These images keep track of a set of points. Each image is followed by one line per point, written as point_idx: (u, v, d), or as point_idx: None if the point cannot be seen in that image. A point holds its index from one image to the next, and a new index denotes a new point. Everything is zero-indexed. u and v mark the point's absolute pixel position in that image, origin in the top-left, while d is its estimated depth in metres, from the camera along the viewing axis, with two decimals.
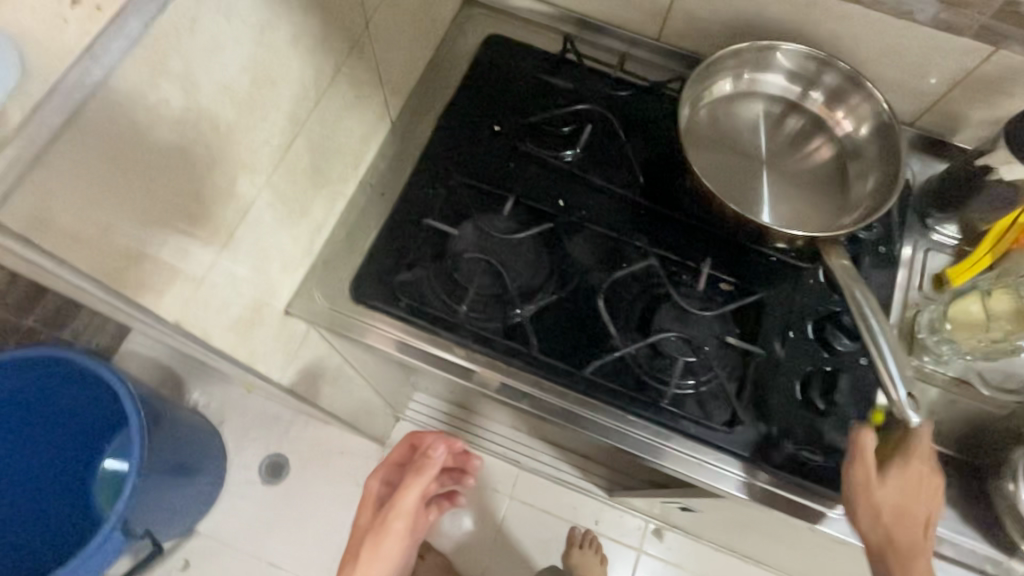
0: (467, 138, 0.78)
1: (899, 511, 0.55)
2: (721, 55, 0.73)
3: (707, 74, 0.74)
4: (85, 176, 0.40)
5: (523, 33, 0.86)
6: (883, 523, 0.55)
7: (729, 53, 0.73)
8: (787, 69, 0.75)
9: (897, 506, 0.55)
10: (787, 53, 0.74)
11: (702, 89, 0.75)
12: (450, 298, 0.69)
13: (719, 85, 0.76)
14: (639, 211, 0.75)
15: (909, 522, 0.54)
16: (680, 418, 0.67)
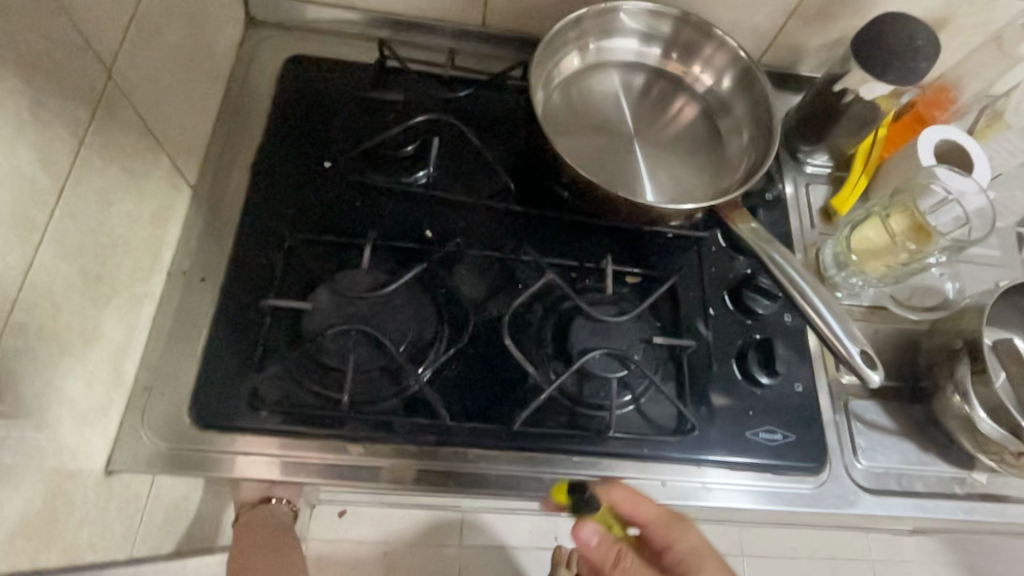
0: (295, 186, 0.64)
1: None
2: (558, 30, 0.65)
3: (550, 54, 0.66)
4: None
5: (328, 49, 0.72)
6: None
7: (566, 25, 0.65)
8: (626, 32, 0.68)
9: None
10: (625, 13, 0.67)
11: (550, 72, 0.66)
12: (325, 388, 0.54)
13: (566, 63, 0.68)
14: (516, 220, 0.65)
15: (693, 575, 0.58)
16: (630, 442, 0.58)
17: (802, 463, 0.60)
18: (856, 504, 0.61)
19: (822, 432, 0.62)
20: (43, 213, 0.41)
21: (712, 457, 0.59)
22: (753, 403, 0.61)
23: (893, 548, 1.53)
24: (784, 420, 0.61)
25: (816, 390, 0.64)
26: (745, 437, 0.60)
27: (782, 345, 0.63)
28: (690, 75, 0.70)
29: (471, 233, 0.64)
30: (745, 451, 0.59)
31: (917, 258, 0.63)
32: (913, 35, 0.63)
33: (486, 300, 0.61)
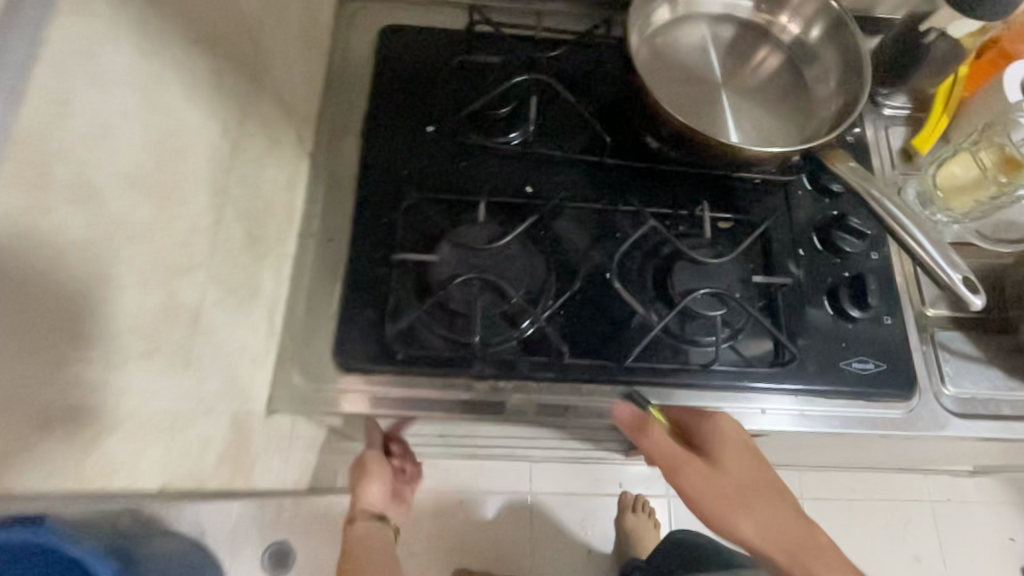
0: (404, 150, 0.68)
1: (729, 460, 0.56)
2: None
3: (642, 8, 0.69)
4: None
5: (419, 18, 0.76)
6: (706, 485, 0.55)
7: None
8: None
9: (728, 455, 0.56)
10: None
11: (639, 27, 0.69)
12: (453, 332, 0.60)
13: (655, 17, 0.71)
14: (610, 173, 0.68)
15: (763, 491, 0.55)
16: (733, 374, 0.62)
17: (895, 390, 0.64)
18: (946, 427, 0.64)
19: (911, 362, 0.65)
20: (224, 179, 0.47)
21: (809, 387, 0.63)
22: (845, 336, 0.65)
23: (953, 488, 1.57)
24: (874, 350, 0.65)
25: (904, 322, 0.67)
26: (838, 366, 0.64)
27: (871, 281, 0.66)
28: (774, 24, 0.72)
29: (569, 187, 0.68)
30: (840, 379, 0.63)
31: (1004, 192, 0.66)
32: None
33: (590, 249, 0.65)
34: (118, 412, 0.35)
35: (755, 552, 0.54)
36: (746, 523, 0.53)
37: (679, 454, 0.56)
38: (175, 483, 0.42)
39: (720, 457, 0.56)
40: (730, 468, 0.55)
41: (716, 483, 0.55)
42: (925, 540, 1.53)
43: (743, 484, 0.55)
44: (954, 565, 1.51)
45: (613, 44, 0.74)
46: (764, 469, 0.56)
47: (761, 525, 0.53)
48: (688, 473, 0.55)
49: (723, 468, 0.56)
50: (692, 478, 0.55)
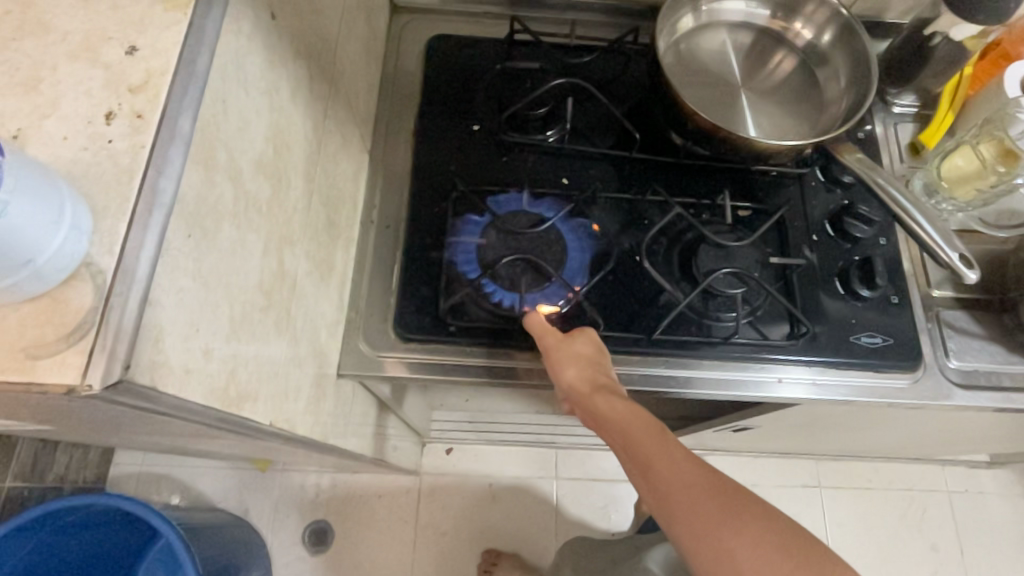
0: (452, 147, 0.76)
1: (579, 350, 0.61)
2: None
3: (669, 17, 0.76)
4: (190, 307, 0.34)
5: (465, 29, 0.84)
6: (567, 363, 0.60)
7: None
8: None
9: (582, 350, 0.61)
10: None
11: (665, 34, 0.76)
12: (500, 307, 0.67)
13: (680, 24, 0.78)
14: (639, 166, 0.76)
15: (599, 370, 0.60)
16: (751, 346, 0.68)
17: (902, 363, 0.70)
18: (949, 397, 0.70)
19: (917, 337, 0.71)
20: (313, 169, 0.55)
21: (822, 358, 0.69)
22: (855, 313, 0.71)
23: (968, 478, 1.61)
24: (883, 327, 0.71)
25: (911, 303, 0.73)
26: (849, 341, 0.70)
27: (878, 263, 0.72)
28: (788, 29, 0.79)
29: (602, 178, 0.75)
30: (850, 351, 0.69)
31: (1003, 181, 0.71)
32: None
33: (621, 233, 0.72)
34: (248, 353, 0.43)
35: (578, 405, 0.60)
36: (569, 370, 0.60)
37: (541, 326, 0.62)
38: (278, 425, 0.50)
39: (580, 349, 0.61)
40: (576, 344, 0.62)
41: (564, 349, 0.61)
42: (942, 529, 1.57)
43: (583, 361, 0.61)
44: (971, 554, 1.54)
45: (641, 49, 0.81)
46: (602, 362, 0.62)
47: (582, 376, 0.59)
48: (548, 336, 0.62)
49: (572, 346, 0.62)
50: (548, 340, 0.62)
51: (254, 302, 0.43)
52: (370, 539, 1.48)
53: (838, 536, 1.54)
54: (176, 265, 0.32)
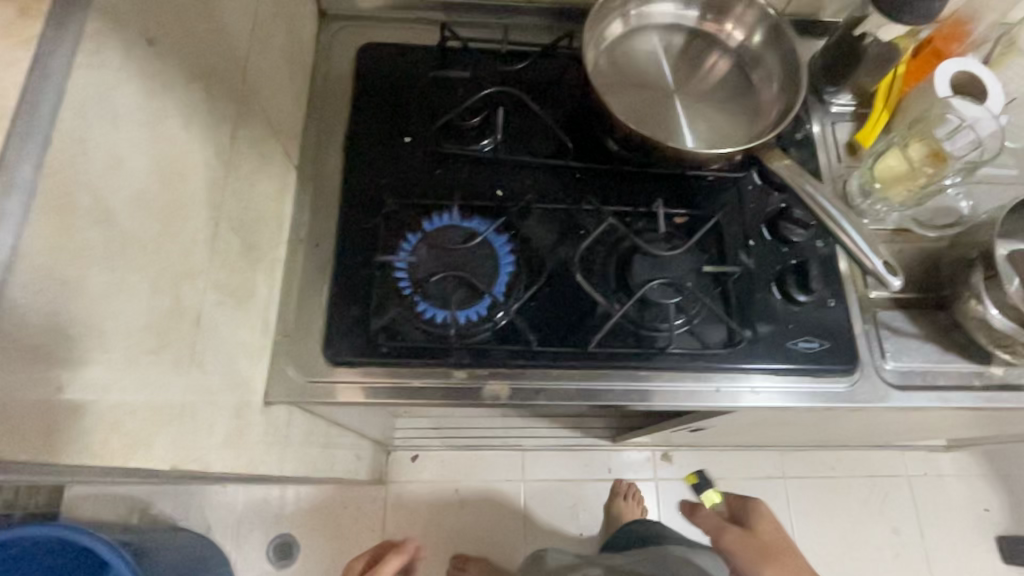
0: (384, 159, 0.74)
1: (762, 531, 0.93)
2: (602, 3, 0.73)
3: (598, 22, 0.74)
4: (45, 365, 0.32)
5: (396, 35, 0.82)
6: (756, 555, 0.89)
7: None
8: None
9: (771, 534, 0.92)
10: None
11: (596, 38, 0.75)
12: (432, 325, 0.66)
13: (611, 29, 0.77)
14: (574, 175, 0.74)
15: (775, 551, 0.89)
16: (688, 355, 0.68)
17: (838, 366, 0.70)
18: (886, 399, 0.71)
19: (853, 340, 0.71)
20: (219, 195, 0.52)
21: (759, 365, 0.69)
22: (792, 318, 0.71)
23: (927, 463, 1.65)
24: (819, 331, 0.71)
25: (848, 305, 0.73)
26: (786, 346, 0.70)
27: (815, 267, 0.72)
28: (722, 31, 0.78)
29: (537, 188, 0.73)
30: (786, 357, 0.69)
31: (933, 181, 0.73)
32: None
33: (557, 245, 0.71)
34: (135, 400, 0.41)
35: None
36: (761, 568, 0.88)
37: (740, 534, 0.93)
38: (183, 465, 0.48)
39: (759, 528, 0.94)
40: (761, 523, 0.94)
41: (750, 539, 0.92)
42: (902, 513, 1.60)
43: (771, 529, 0.93)
44: (930, 536, 1.58)
45: (576, 54, 0.80)
46: (782, 537, 0.92)
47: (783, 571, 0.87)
48: (729, 534, 0.94)
49: (757, 531, 0.93)
50: (731, 538, 0.93)
51: (142, 345, 0.41)
52: (337, 551, 1.46)
53: (802, 526, 1.57)
54: (18, 322, 0.30)
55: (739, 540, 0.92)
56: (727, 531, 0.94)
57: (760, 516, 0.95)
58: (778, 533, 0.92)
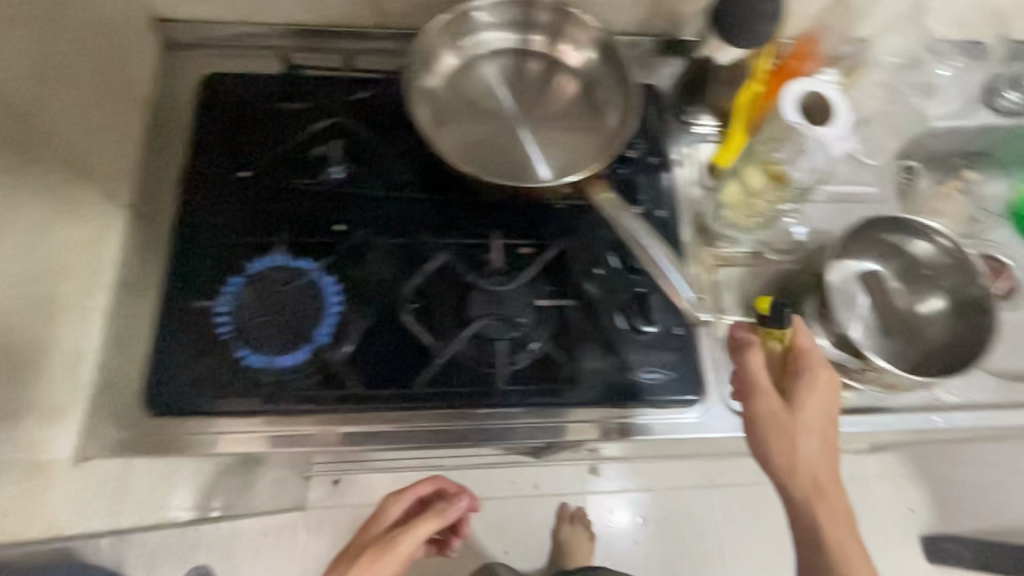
0: (218, 194, 0.71)
1: None
2: (422, 38, 0.72)
3: (423, 54, 0.73)
4: None
5: (241, 62, 0.79)
6: None
7: (429, 31, 0.72)
8: (493, 23, 0.75)
9: None
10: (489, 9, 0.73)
11: (422, 72, 0.73)
12: (253, 371, 0.63)
13: (443, 62, 0.74)
14: (416, 206, 0.72)
15: None
16: (526, 393, 0.65)
17: (683, 397, 0.68)
18: (732, 428, 0.70)
19: (698, 367, 0.70)
20: None
21: (604, 400, 0.66)
22: (637, 348, 0.69)
23: None
24: (666, 361, 0.69)
25: (696, 333, 0.72)
26: (631, 378, 0.68)
27: (659, 295, 0.71)
28: (566, 53, 0.76)
29: (375, 222, 0.71)
30: (631, 391, 0.67)
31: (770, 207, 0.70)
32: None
33: (392, 281, 0.68)
34: None
35: None
36: None
37: None
38: None
39: None
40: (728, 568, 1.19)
41: None
42: None
43: None
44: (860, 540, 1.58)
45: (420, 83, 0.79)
46: None
47: None
48: None
49: None
50: None
51: None
52: None
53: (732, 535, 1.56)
54: None
55: (773, 417, 0.59)
56: (764, 398, 0.60)
57: (810, 389, 0.60)
58: (825, 433, 0.60)
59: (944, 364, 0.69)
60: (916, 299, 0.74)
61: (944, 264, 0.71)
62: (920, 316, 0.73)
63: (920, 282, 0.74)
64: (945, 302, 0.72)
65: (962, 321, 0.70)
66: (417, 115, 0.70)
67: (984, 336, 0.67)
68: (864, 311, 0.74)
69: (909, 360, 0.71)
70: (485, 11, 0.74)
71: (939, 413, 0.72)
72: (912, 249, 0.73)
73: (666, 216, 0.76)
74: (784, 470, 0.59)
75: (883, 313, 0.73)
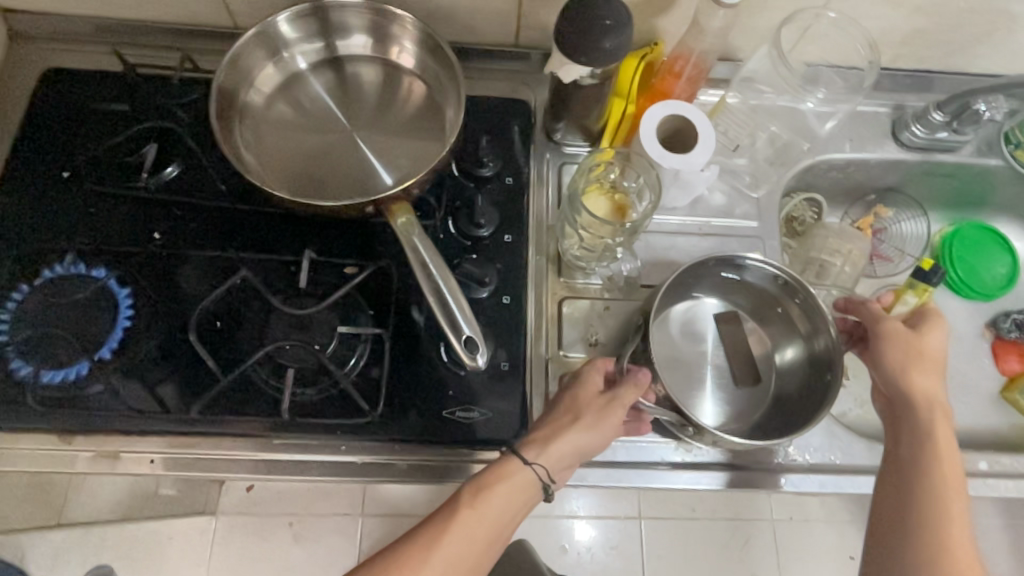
0: (29, 193, 0.68)
1: None
2: (239, 46, 0.67)
3: (238, 66, 0.68)
4: None
5: (88, 60, 0.76)
6: None
7: (244, 42, 0.68)
8: (319, 31, 0.71)
9: None
10: (292, 20, 0.68)
11: (241, 86, 0.70)
12: (21, 385, 0.59)
13: (262, 74, 0.70)
14: (238, 218, 0.68)
15: None
16: (318, 425, 0.60)
17: (498, 440, 0.63)
18: None
19: (523, 409, 0.64)
20: None
21: (404, 437, 0.61)
22: (455, 384, 0.64)
23: None
24: (484, 399, 0.63)
25: (527, 369, 0.66)
26: (440, 416, 0.62)
27: (488, 326, 0.66)
28: (404, 58, 0.72)
29: (191, 233, 0.67)
30: (437, 430, 0.62)
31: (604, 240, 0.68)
32: (605, 14, 0.62)
33: (197, 297, 0.64)
34: None
35: None
36: None
37: None
38: None
39: None
40: None
41: None
42: None
43: None
44: None
45: None
46: None
47: None
48: None
49: None
50: None
51: None
52: None
53: None
54: None
55: (890, 333, 0.63)
56: (885, 322, 0.64)
57: (933, 325, 0.63)
58: (940, 368, 0.61)
59: (791, 425, 0.62)
60: (774, 347, 0.69)
61: (804, 313, 0.66)
62: (776, 366, 0.68)
63: (782, 328, 0.69)
64: (805, 355, 0.66)
65: (815, 377, 0.64)
66: (222, 129, 0.67)
67: (825, 396, 0.61)
68: (715, 354, 0.68)
69: (761, 415, 0.66)
70: (307, 22, 0.69)
71: (787, 476, 0.65)
72: (772, 294, 0.68)
73: (512, 241, 0.70)
74: (900, 384, 0.61)
75: (734, 362, 0.68)
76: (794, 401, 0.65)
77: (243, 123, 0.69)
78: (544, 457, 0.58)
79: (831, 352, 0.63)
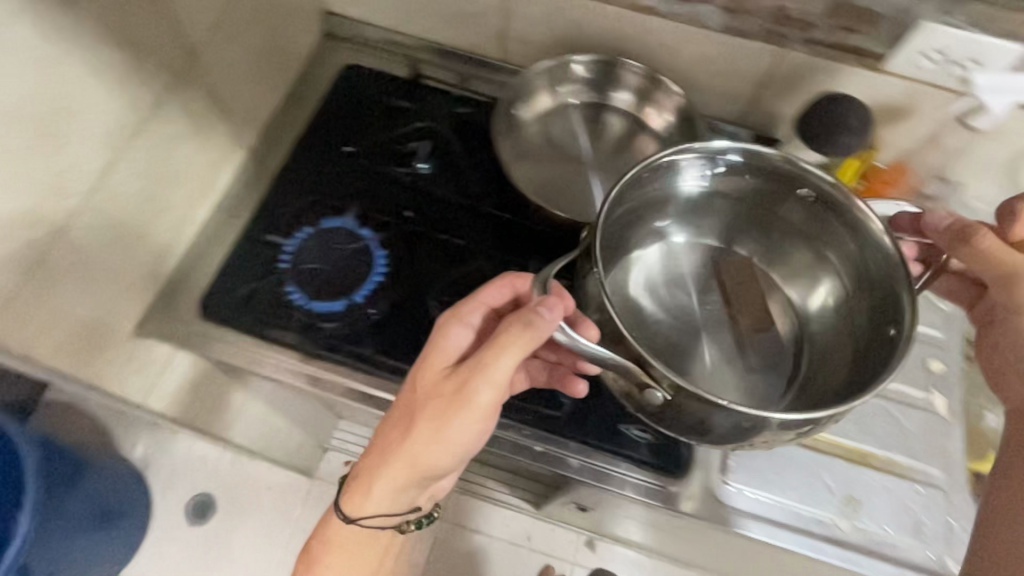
0: (319, 157, 0.82)
1: None
2: (526, 78, 0.81)
3: (523, 87, 0.81)
4: None
5: (376, 61, 0.91)
6: None
7: (533, 75, 0.81)
8: (592, 79, 0.82)
9: None
10: (585, 64, 0.81)
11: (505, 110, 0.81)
12: (288, 306, 0.71)
13: (538, 102, 0.83)
14: (478, 216, 0.79)
15: None
16: (516, 407, 0.69)
17: (664, 466, 0.68)
18: (706, 512, 0.68)
19: (690, 442, 0.69)
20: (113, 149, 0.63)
21: (583, 438, 0.68)
22: None
23: None
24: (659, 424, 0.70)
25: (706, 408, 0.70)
26: (618, 429, 0.69)
27: None
28: (652, 119, 0.82)
29: (439, 219, 0.78)
30: (612, 440, 0.68)
31: None
32: (849, 114, 0.69)
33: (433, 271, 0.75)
34: None
35: None
36: None
37: None
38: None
39: None
40: None
41: None
42: None
43: None
44: None
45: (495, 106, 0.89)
46: None
47: None
48: None
49: None
50: None
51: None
52: None
53: None
54: None
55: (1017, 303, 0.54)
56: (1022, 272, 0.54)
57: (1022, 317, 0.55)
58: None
59: (848, 386, 0.54)
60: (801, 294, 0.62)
61: (847, 252, 0.59)
62: (811, 316, 0.61)
63: (803, 273, 0.62)
64: (844, 294, 0.60)
65: (865, 314, 0.57)
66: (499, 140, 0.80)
67: (884, 355, 0.52)
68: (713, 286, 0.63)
69: (790, 392, 0.58)
70: (590, 68, 0.80)
71: None
72: (804, 220, 0.61)
73: None
74: None
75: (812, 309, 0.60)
76: (838, 364, 0.57)
77: (512, 138, 0.82)
78: (373, 490, 0.57)
79: (890, 290, 0.55)
